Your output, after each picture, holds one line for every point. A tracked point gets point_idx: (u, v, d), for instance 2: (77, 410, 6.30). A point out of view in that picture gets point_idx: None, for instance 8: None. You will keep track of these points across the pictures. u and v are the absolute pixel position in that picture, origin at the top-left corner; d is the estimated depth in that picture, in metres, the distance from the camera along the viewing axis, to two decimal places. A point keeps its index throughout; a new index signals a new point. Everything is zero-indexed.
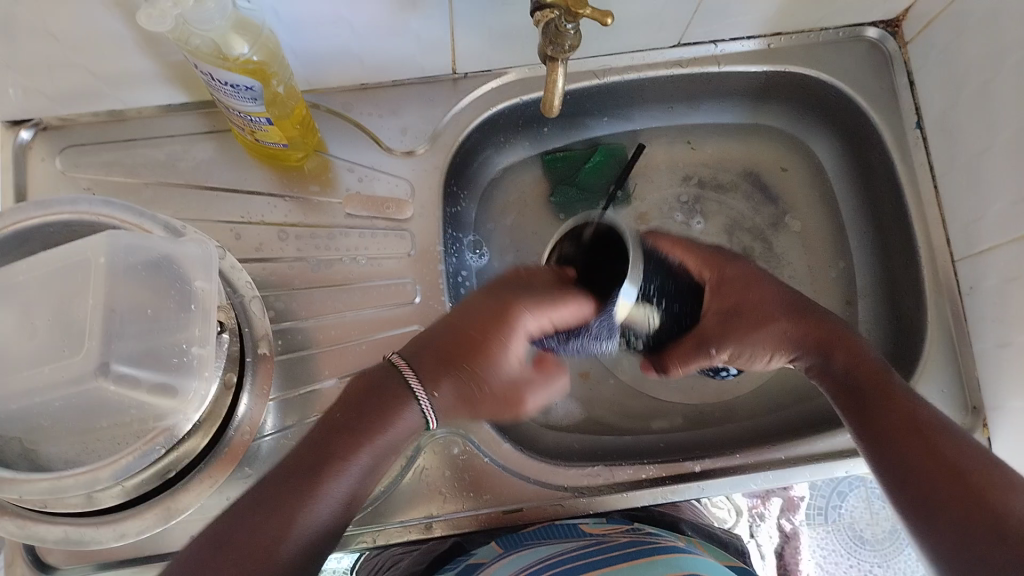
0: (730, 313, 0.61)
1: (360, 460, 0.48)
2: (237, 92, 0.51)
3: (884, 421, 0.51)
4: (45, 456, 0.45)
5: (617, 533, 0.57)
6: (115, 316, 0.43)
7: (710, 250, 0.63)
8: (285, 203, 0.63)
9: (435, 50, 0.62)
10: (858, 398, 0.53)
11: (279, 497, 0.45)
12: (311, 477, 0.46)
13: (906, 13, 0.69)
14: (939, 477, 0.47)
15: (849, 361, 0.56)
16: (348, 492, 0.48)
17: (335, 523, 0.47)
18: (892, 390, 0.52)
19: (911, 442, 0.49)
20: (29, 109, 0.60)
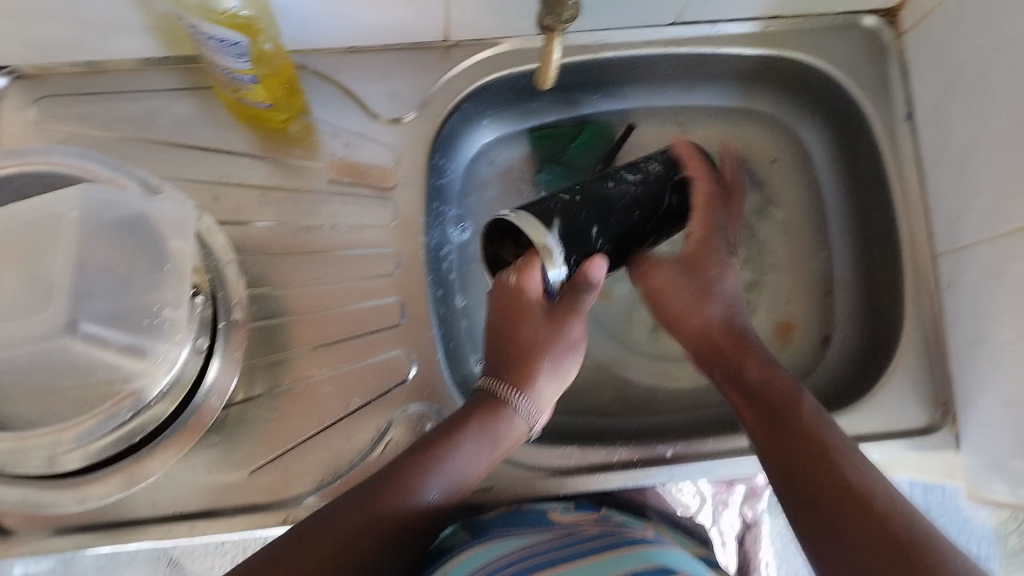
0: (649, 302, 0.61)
1: (450, 463, 0.52)
2: (222, 47, 0.49)
3: (787, 450, 0.50)
4: (4, 416, 0.43)
5: (588, 523, 0.56)
6: (84, 270, 0.42)
7: (676, 270, 0.58)
8: (266, 166, 0.61)
9: (428, 14, 0.61)
10: (758, 424, 0.52)
11: (354, 503, 0.49)
12: (407, 472, 0.51)
13: (905, 3, 0.69)
14: (845, 520, 0.45)
15: (751, 391, 0.53)
16: (450, 491, 0.52)
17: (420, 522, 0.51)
18: (798, 412, 0.51)
19: (824, 477, 0.47)
20: (4, 54, 0.58)
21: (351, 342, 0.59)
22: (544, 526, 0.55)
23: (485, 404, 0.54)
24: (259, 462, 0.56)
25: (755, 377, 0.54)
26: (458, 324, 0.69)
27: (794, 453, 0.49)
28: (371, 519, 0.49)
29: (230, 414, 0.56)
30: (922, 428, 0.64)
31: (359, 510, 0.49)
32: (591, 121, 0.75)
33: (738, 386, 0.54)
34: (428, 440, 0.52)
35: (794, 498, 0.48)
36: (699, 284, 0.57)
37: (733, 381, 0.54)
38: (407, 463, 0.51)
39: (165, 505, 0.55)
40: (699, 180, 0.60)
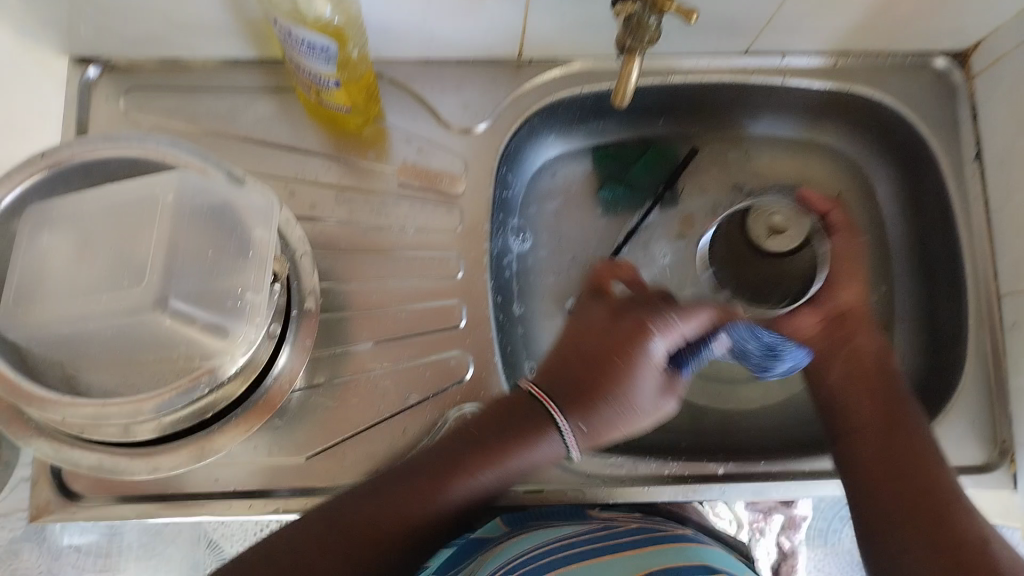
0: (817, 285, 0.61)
1: (485, 474, 0.52)
2: (312, 52, 0.52)
3: (879, 419, 0.57)
4: (84, 383, 0.45)
5: (626, 519, 0.57)
6: (176, 250, 0.44)
7: (854, 250, 0.61)
8: (339, 166, 0.64)
9: (506, 31, 0.63)
10: (862, 396, 0.59)
11: (404, 485, 0.51)
12: (457, 469, 0.52)
13: (977, 45, 0.69)
14: (913, 495, 0.52)
15: (866, 365, 0.60)
16: (462, 504, 0.52)
17: (447, 518, 0.52)
18: (894, 389, 0.59)
19: (910, 456, 0.54)
20: (102, 47, 0.61)
21: (412, 339, 0.61)
22: (583, 521, 0.57)
23: (533, 417, 0.53)
24: (315, 448, 0.58)
25: (875, 365, 0.60)
26: (515, 331, 0.71)
27: (886, 422, 0.57)
28: (401, 522, 0.50)
29: (292, 401, 0.58)
30: (978, 467, 0.64)
31: (385, 494, 0.51)
32: (655, 143, 0.77)
33: (856, 359, 0.60)
34: (490, 417, 0.53)
35: (874, 461, 0.55)
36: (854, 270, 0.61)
37: (856, 354, 0.60)
38: (466, 450, 0.52)
39: (225, 482, 0.57)
40: (836, 210, 0.62)
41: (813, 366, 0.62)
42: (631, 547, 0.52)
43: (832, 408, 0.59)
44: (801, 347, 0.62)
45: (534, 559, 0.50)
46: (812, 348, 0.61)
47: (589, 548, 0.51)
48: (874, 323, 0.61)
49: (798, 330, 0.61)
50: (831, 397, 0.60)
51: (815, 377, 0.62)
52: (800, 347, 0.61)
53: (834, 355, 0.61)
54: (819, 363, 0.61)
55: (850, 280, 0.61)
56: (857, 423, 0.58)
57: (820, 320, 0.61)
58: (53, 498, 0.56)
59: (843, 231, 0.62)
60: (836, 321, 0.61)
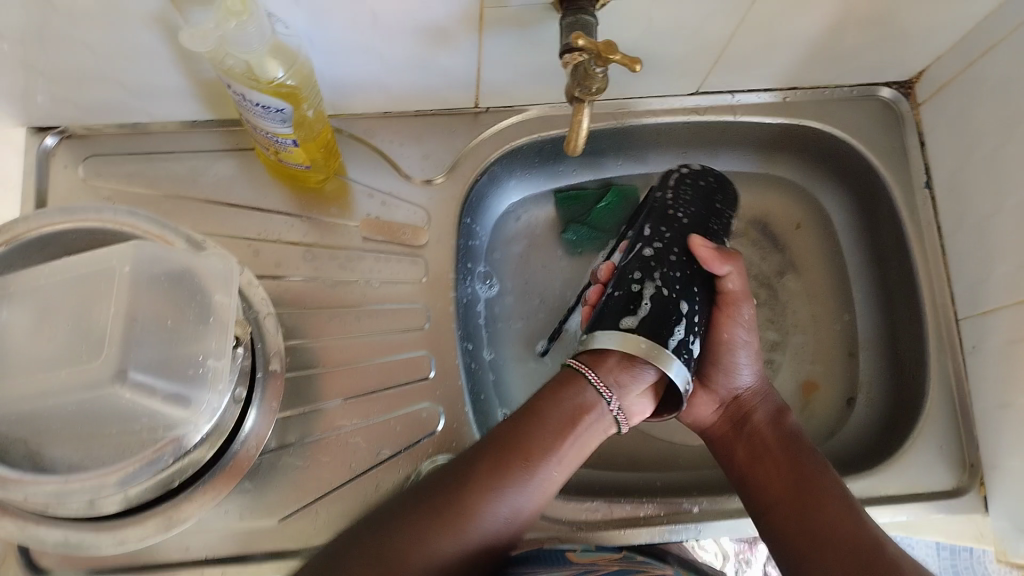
0: (706, 358, 0.64)
1: (552, 466, 0.54)
2: (268, 113, 0.52)
3: (791, 486, 0.56)
4: (48, 459, 0.45)
5: (606, 561, 0.57)
6: (134, 323, 0.43)
7: (745, 327, 0.63)
8: (303, 223, 0.64)
9: (462, 83, 0.64)
10: (769, 468, 0.58)
11: (436, 508, 0.51)
12: (509, 466, 0.53)
13: (921, 75, 0.71)
14: (833, 559, 0.51)
15: (769, 440, 0.60)
16: (501, 526, 0.53)
17: (498, 533, 0.53)
18: (798, 453, 0.59)
19: (825, 516, 0.54)
20: (60, 116, 0.62)
21: (381, 393, 0.61)
22: (561, 564, 0.56)
23: (569, 406, 0.56)
24: (289, 507, 0.57)
25: (778, 439, 0.60)
26: (486, 377, 0.71)
27: (794, 489, 0.56)
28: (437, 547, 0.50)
29: (263, 462, 0.58)
30: (949, 491, 0.64)
31: (433, 510, 0.51)
32: (615, 183, 0.78)
33: (757, 440, 0.61)
34: (524, 420, 0.55)
35: (794, 533, 0.54)
36: (735, 353, 0.63)
37: (755, 433, 0.61)
38: (495, 460, 0.53)
39: (197, 549, 0.56)
40: (732, 281, 0.63)
41: (716, 453, 0.63)
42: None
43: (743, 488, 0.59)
44: (710, 437, 0.64)
45: None
46: (714, 432, 0.63)
47: None
48: (769, 393, 0.64)
49: (698, 414, 0.64)
50: (742, 477, 0.59)
51: (722, 459, 0.62)
52: (710, 436, 0.64)
53: (737, 439, 0.61)
54: (725, 444, 0.62)
55: (738, 359, 0.63)
56: (767, 496, 0.57)
57: (718, 404, 0.64)
58: None
59: (726, 300, 0.63)
60: (732, 404, 0.63)
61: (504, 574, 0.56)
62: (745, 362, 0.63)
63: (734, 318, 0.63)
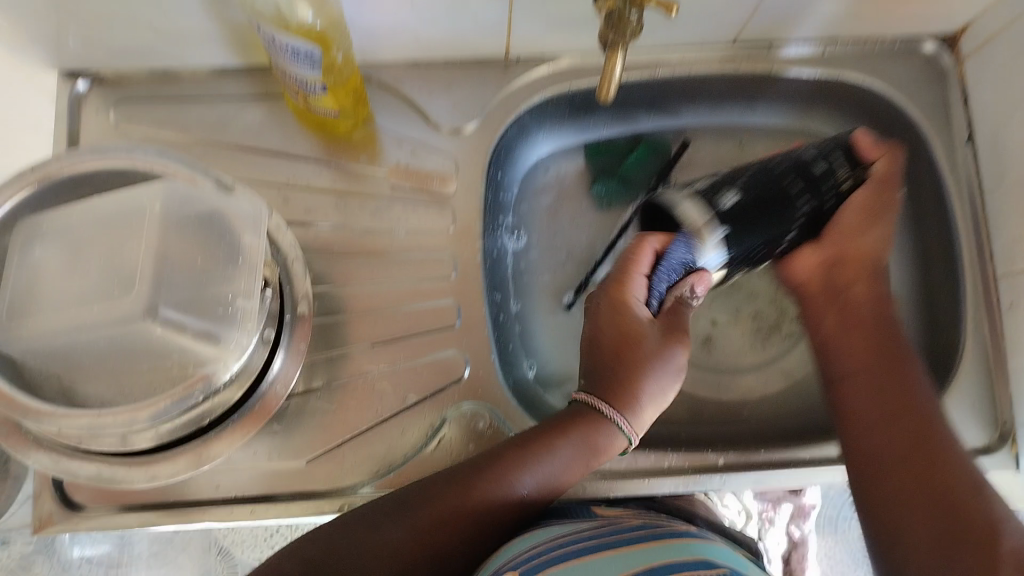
0: (868, 209, 0.63)
1: (557, 452, 0.54)
2: (297, 58, 0.52)
3: (874, 367, 0.58)
4: (80, 394, 0.45)
5: (628, 515, 0.57)
6: (165, 261, 0.45)
7: (895, 202, 0.64)
8: (331, 171, 0.64)
9: (492, 30, 0.63)
10: (855, 340, 0.61)
11: (460, 482, 0.52)
12: (521, 453, 0.54)
13: (966, 27, 0.69)
14: (900, 432, 0.54)
15: (862, 313, 0.62)
16: (522, 497, 0.54)
17: (511, 512, 0.54)
18: (884, 317, 0.62)
19: (900, 384, 0.57)
20: (92, 60, 0.62)
21: (407, 341, 0.61)
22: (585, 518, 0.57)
23: (590, 416, 0.56)
24: (317, 449, 0.58)
25: (873, 309, 0.62)
26: (512, 328, 0.71)
27: (875, 355, 0.59)
28: (460, 518, 0.51)
29: (290, 405, 0.59)
30: (979, 449, 0.63)
31: (430, 492, 0.52)
32: (646, 137, 0.76)
33: (851, 307, 0.63)
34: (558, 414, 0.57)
35: (866, 396, 0.57)
36: (884, 208, 0.63)
37: (851, 301, 0.63)
38: (512, 453, 0.54)
39: (227, 488, 0.57)
40: (882, 163, 0.63)
41: (809, 310, 0.65)
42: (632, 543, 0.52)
43: (825, 352, 0.62)
44: (801, 287, 0.65)
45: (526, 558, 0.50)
46: (811, 288, 0.65)
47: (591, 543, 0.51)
48: (877, 274, 0.63)
49: (795, 266, 0.65)
50: (828, 343, 0.62)
51: (811, 318, 0.65)
52: (803, 288, 0.66)
53: (830, 304, 0.64)
54: (816, 311, 0.65)
55: (867, 227, 0.63)
56: (847, 365, 0.60)
57: (821, 261, 0.64)
58: (55, 509, 0.57)
59: (880, 180, 0.63)
60: (839, 263, 0.63)
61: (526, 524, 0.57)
62: (875, 231, 0.63)
63: (887, 204, 0.64)
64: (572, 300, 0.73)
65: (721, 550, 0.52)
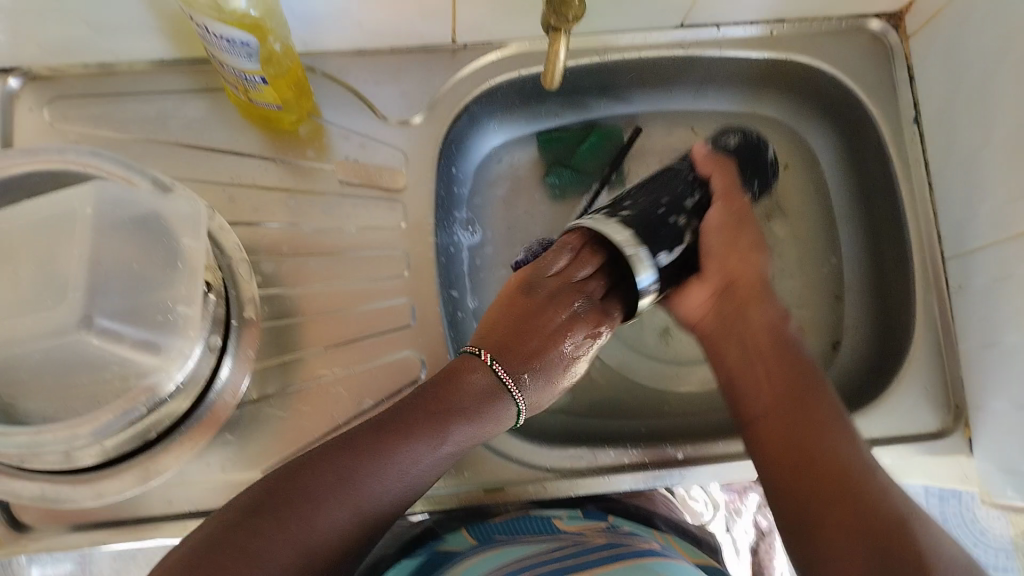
0: (735, 224, 0.62)
1: (438, 438, 0.51)
2: (233, 48, 0.50)
3: (783, 401, 0.55)
4: (19, 412, 0.43)
5: (592, 532, 0.57)
6: (100, 268, 0.42)
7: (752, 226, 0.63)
8: (277, 167, 0.62)
9: (439, 16, 0.61)
10: (760, 374, 0.57)
11: (359, 449, 0.49)
12: (388, 439, 0.50)
13: (911, 6, 0.69)
14: (817, 469, 0.51)
15: (762, 342, 0.59)
16: (398, 489, 0.49)
17: (409, 483, 0.50)
18: (782, 345, 0.58)
19: (814, 415, 0.54)
20: (18, 56, 0.58)
21: (363, 342, 0.60)
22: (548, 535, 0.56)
23: (460, 381, 0.54)
24: (272, 458, 0.56)
25: (770, 336, 0.59)
26: (469, 324, 0.70)
27: (791, 399, 0.55)
28: (360, 492, 0.47)
29: (243, 412, 0.57)
30: (934, 432, 0.64)
31: (304, 469, 0.47)
32: (599, 124, 0.76)
33: (748, 334, 0.60)
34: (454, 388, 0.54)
35: (779, 438, 0.54)
36: (740, 226, 0.62)
37: (748, 330, 0.60)
38: (415, 419, 0.51)
39: (178, 503, 0.55)
40: (719, 174, 0.63)
41: (709, 347, 0.62)
42: (599, 565, 0.51)
43: (732, 389, 0.59)
44: (697, 326, 0.63)
45: None
46: (704, 324, 0.62)
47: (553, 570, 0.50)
48: (765, 293, 0.61)
49: (688, 306, 0.63)
50: (730, 379, 0.59)
51: (714, 356, 0.61)
52: (699, 327, 0.63)
53: (728, 335, 0.60)
54: (715, 343, 0.61)
55: (734, 250, 0.62)
56: (756, 404, 0.57)
57: (710, 294, 0.62)
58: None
59: (727, 200, 0.62)
60: (726, 291, 0.61)
61: (489, 543, 0.56)
62: (749, 258, 0.62)
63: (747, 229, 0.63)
64: None
65: (684, 568, 0.51)
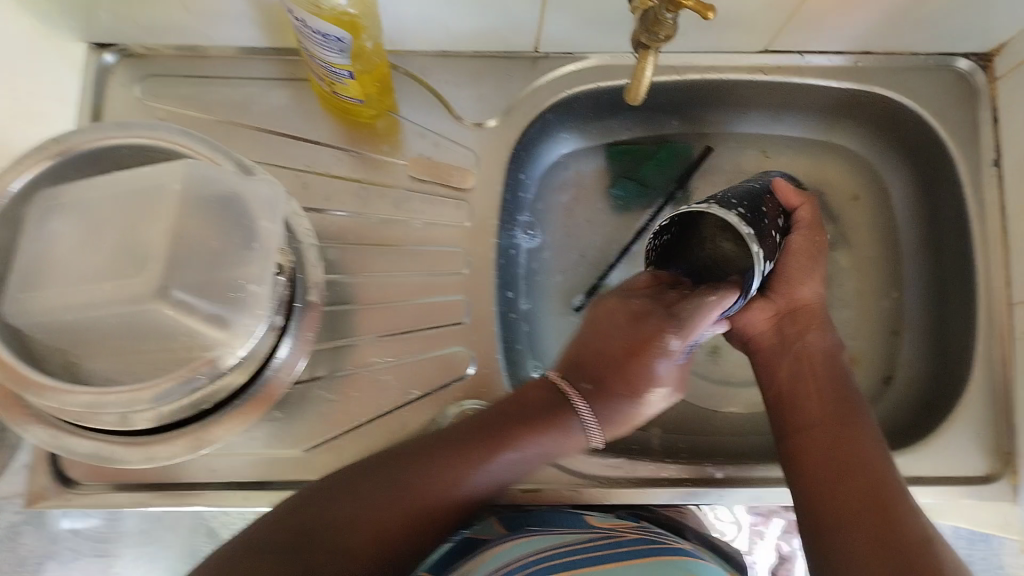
0: (808, 255, 0.60)
1: (516, 452, 0.54)
2: (327, 43, 0.52)
3: (827, 422, 0.55)
4: (84, 372, 0.46)
5: (623, 527, 0.57)
6: (181, 242, 0.44)
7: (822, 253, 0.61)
8: (351, 158, 0.64)
9: (522, 25, 0.62)
10: (808, 393, 0.57)
11: (441, 462, 0.52)
12: (477, 444, 0.53)
13: (1002, 47, 0.67)
14: (858, 493, 0.51)
15: (816, 367, 0.59)
16: (491, 485, 0.53)
17: (492, 488, 0.54)
18: (833, 371, 0.59)
19: (859, 441, 0.54)
20: (120, 34, 0.62)
21: (415, 335, 0.61)
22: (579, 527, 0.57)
23: (561, 406, 0.56)
24: (313, 440, 0.58)
25: (823, 361, 0.59)
26: (521, 327, 0.70)
27: (833, 420, 0.55)
28: (443, 494, 0.51)
29: (294, 392, 0.59)
30: (982, 476, 0.63)
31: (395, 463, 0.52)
32: (670, 142, 0.76)
33: (804, 358, 0.59)
34: (530, 404, 0.55)
35: (816, 455, 0.54)
36: (813, 260, 0.60)
37: (804, 352, 0.59)
38: (498, 428, 0.54)
39: (223, 472, 0.58)
40: (806, 208, 0.60)
41: (758, 363, 0.61)
42: (624, 559, 0.51)
43: (777, 404, 0.58)
44: (750, 340, 0.62)
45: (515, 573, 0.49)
46: (760, 342, 0.61)
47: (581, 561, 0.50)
48: (826, 320, 0.61)
49: (746, 322, 0.62)
50: (777, 394, 0.59)
51: (763, 370, 0.61)
52: (752, 342, 0.62)
53: (782, 354, 0.60)
54: (766, 359, 0.60)
55: (806, 275, 0.60)
56: (800, 420, 0.56)
57: (773, 315, 0.61)
58: (49, 486, 0.57)
59: (809, 230, 0.60)
60: (789, 316, 0.61)
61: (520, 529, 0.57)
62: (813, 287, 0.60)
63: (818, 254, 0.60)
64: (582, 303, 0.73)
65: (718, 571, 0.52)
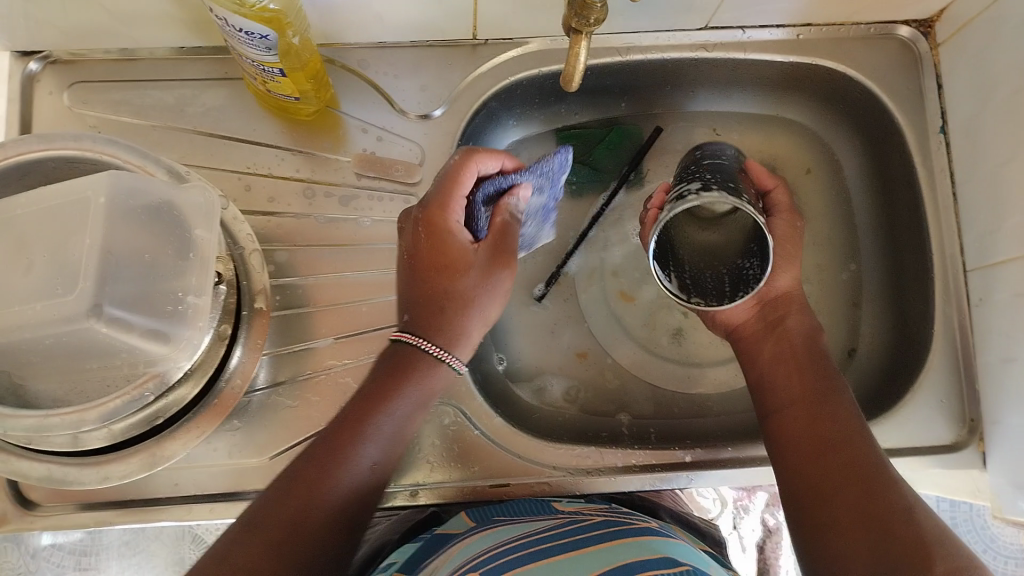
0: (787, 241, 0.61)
1: (387, 422, 0.51)
2: (251, 40, 0.50)
3: (806, 398, 0.55)
4: (31, 393, 0.45)
5: (590, 511, 0.57)
6: (111, 256, 0.42)
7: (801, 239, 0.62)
8: (295, 158, 0.62)
9: (458, 12, 0.61)
10: (786, 373, 0.57)
11: (320, 459, 0.49)
12: (349, 432, 0.50)
13: (941, 14, 0.67)
14: (835, 462, 0.50)
15: (795, 347, 0.58)
16: (379, 464, 0.51)
17: (369, 480, 0.50)
18: (812, 351, 0.58)
19: (839, 417, 0.53)
20: (43, 41, 0.59)
21: (371, 335, 0.60)
22: (547, 515, 0.56)
23: (410, 355, 0.53)
24: (278, 447, 0.57)
25: (803, 342, 0.59)
26: None
27: (812, 396, 0.55)
28: (323, 498, 0.47)
29: (252, 401, 0.57)
30: (947, 445, 0.64)
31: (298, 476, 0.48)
32: (620, 124, 0.76)
33: (785, 340, 0.59)
34: (380, 382, 0.52)
35: (798, 433, 0.53)
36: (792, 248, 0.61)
37: (785, 336, 0.59)
38: (366, 410, 0.51)
39: (185, 486, 0.57)
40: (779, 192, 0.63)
41: (743, 351, 0.61)
42: (596, 541, 0.50)
43: (760, 389, 0.58)
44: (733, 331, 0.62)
45: (486, 560, 0.47)
46: (741, 331, 0.61)
47: (552, 545, 0.49)
48: (807, 305, 0.61)
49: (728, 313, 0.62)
50: (760, 378, 0.58)
51: (748, 359, 0.60)
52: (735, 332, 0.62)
53: (765, 338, 0.60)
54: (750, 346, 0.60)
55: (786, 263, 0.61)
56: (782, 399, 0.56)
57: (754, 303, 0.61)
58: (9, 509, 0.56)
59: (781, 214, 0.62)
60: (771, 302, 0.61)
61: (487, 522, 0.56)
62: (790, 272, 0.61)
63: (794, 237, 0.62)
64: (542, 292, 0.73)
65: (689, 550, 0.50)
